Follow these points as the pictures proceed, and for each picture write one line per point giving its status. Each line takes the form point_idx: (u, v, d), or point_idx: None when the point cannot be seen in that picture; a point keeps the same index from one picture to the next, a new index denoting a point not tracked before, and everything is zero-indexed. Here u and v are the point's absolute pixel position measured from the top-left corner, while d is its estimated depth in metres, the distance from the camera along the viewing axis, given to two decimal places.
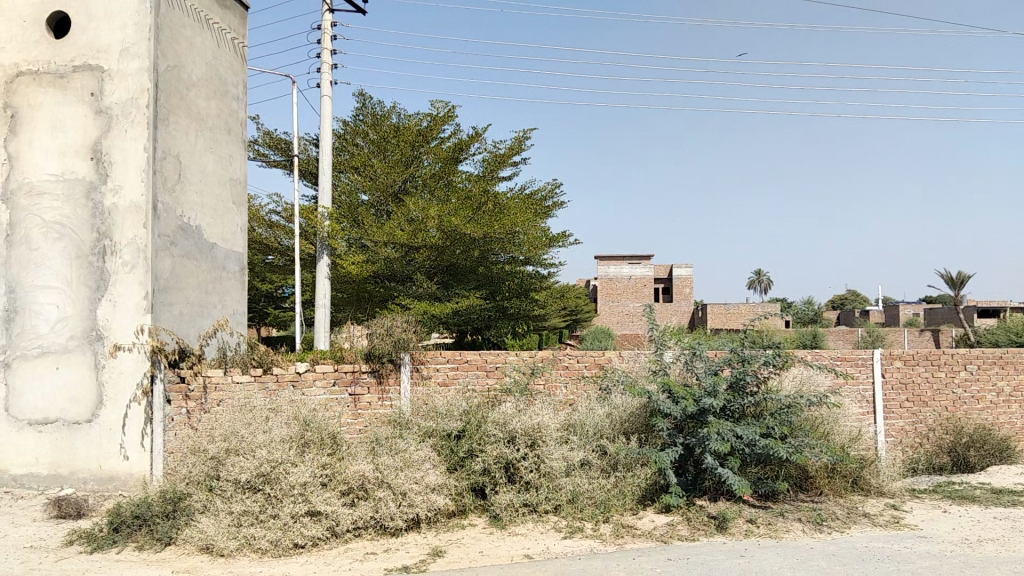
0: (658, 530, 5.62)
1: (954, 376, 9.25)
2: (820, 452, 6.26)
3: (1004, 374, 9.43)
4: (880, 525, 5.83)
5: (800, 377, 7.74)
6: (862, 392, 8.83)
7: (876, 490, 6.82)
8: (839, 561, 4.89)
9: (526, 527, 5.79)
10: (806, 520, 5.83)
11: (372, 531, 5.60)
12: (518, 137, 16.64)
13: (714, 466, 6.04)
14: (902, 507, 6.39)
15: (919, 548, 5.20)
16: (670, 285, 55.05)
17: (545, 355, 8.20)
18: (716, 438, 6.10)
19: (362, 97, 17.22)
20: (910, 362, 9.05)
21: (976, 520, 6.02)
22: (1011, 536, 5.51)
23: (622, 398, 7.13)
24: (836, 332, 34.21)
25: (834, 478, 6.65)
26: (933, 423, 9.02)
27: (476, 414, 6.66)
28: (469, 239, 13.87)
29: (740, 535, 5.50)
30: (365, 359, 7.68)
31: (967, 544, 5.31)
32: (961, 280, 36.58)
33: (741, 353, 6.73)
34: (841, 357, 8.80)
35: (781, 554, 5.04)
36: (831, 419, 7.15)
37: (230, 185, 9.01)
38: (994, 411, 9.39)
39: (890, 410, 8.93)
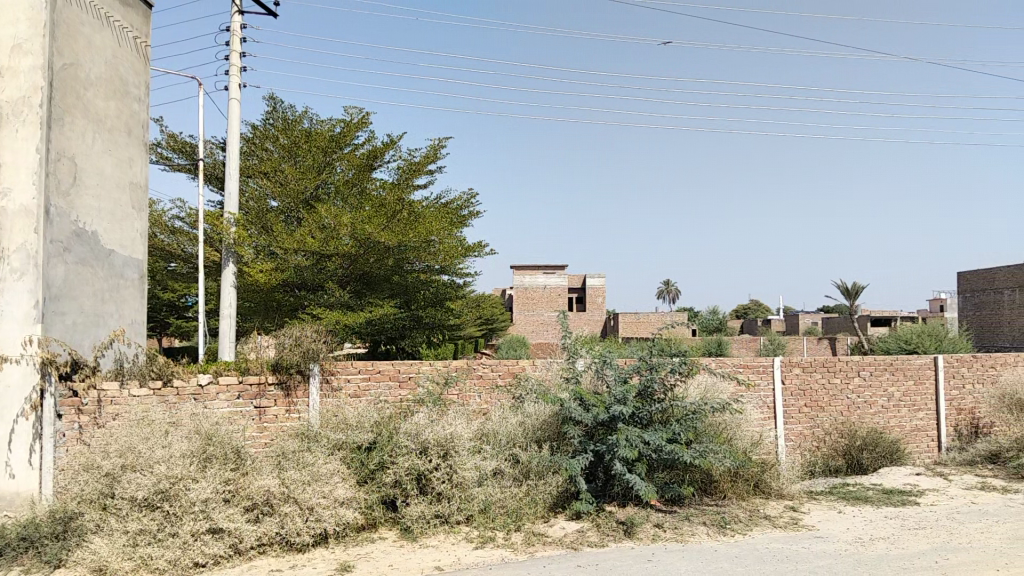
0: (568, 537, 5.66)
1: (849, 382, 9.69)
2: (723, 456, 6.46)
3: (894, 380, 9.94)
4: (779, 526, 6.04)
5: (706, 384, 7.96)
6: (764, 398, 9.15)
7: (776, 492, 7.06)
8: (740, 562, 5.04)
9: (438, 538, 5.73)
10: (710, 523, 5.99)
11: (277, 547, 5.46)
12: (433, 145, 16.57)
13: (623, 471, 6.13)
14: (800, 509, 6.65)
15: (815, 548, 5.40)
16: (584, 295, 55.89)
17: (459, 364, 8.16)
18: (624, 444, 6.19)
19: (273, 101, 16.82)
20: (808, 368, 9.43)
21: (869, 520, 6.31)
22: (900, 535, 5.79)
23: (534, 407, 7.16)
24: (741, 341, 35.37)
25: (736, 482, 6.87)
26: (830, 427, 9.43)
27: (387, 425, 6.57)
28: (382, 247, 13.71)
29: (647, 540, 5.59)
30: (272, 370, 7.47)
31: (861, 542, 5.56)
32: (856, 291, 38.43)
33: (649, 360, 6.88)
34: (743, 364, 9.09)
35: (686, 558, 5.14)
36: (735, 425, 7.38)
37: (130, 189, 8.64)
38: (886, 415, 9.88)
39: (790, 415, 9.28)
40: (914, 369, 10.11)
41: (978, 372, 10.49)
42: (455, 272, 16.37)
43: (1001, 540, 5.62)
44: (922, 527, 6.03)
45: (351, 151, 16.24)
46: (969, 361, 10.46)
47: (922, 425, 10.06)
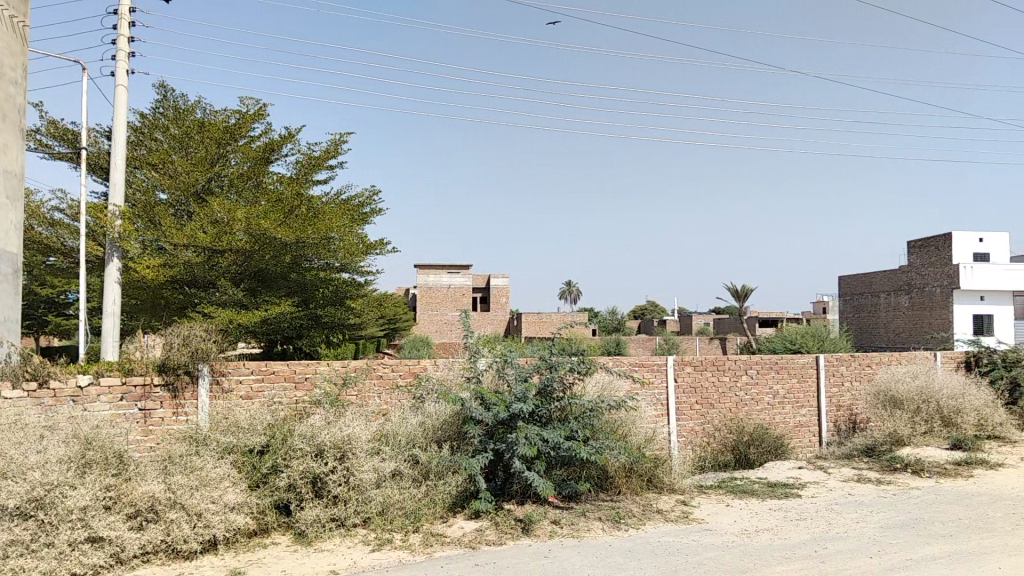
0: (467, 537, 5.66)
1: (737, 380, 10.10)
2: (618, 452, 6.60)
3: (779, 378, 10.43)
4: (671, 520, 6.23)
5: (603, 382, 8.13)
6: (657, 395, 9.42)
7: (668, 487, 7.28)
8: (634, 556, 5.16)
9: (333, 542, 5.62)
10: (605, 518, 6.11)
11: (162, 555, 5.24)
12: (334, 139, 16.25)
13: (521, 469, 6.17)
14: (691, 502, 6.88)
15: (704, 540, 5.61)
16: (487, 295, 56.14)
17: (357, 365, 8.05)
18: (524, 442, 6.23)
19: (163, 89, 16.09)
20: (699, 367, 9.78)
21: (754, 511, 6.59)
22: (782, 526, 6.08)
23: (435, 406, 7.11)
24: (638, 340, 36.29)
25: (630, 477, 7.04)
26: (719, 423, 9.81)
27: (282, 427, 6.40)
28: (279, 243, 13.35)
29: (544, 536, 5.66)
30: (158, 371, 7.16)
31: (747, 534, 5.80)
32: (745, 293, 40.08)
33: (549, 359, 6.97)
34: (639, 363, 9.31)
35: (581, 553, 5.23)
36: (630, 422, 7.56)
37: (3, 178, 8.10)
38: (771, 411, 10.35)
39: (683, 413, 9.59)
40: (798, 367, 10.63)
41: (856, 371, 11.13)
42: (356, 269, 16.14)
43: (873, 528, 5.98)
44: (803, 518, 6.34)
45: (246, 142, 15.84)
46: (847, 360, 11.08)
47: (805, 421, 10.59)
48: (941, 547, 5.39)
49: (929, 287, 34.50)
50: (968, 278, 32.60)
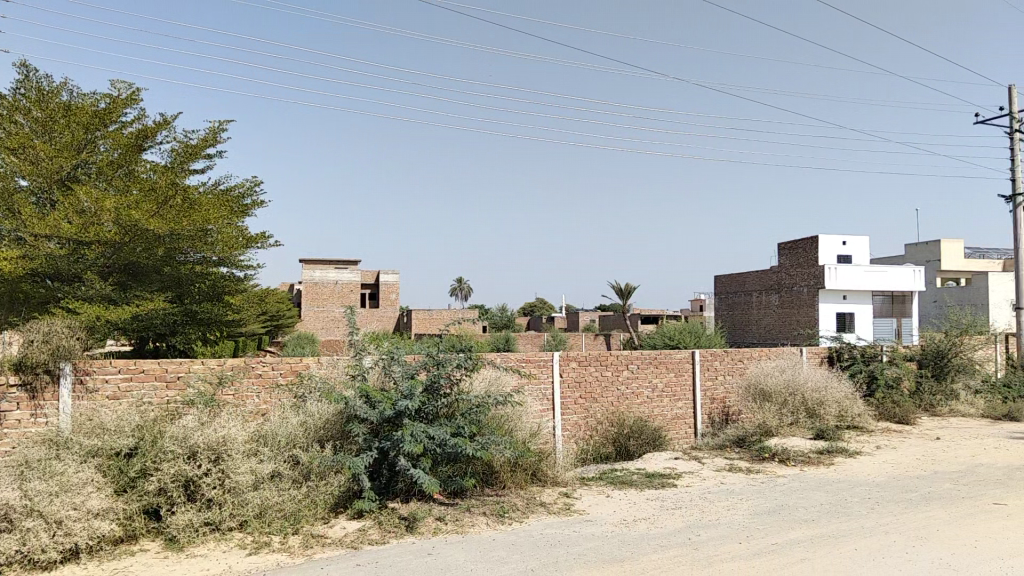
0: (349, 537, 5.57)
1: (619, 374, 10.41)
2: (504, 447, 6.66)
3: (658, 372, 10.81)
4: (553, 512, 6.35)
5: (490, 377, 8.18)
6: (543, 390, 9.56)
7: (552, 480, 7.41)
8: (517, 549, 5.23)
9: (207, 547, 5.41)
10: (490, 513, 6.16)
11: (18, 566, 4.89)
12: (213, 127, 15.63)
13: (406, 467, 6.13)
14: (573, 495, 7.03)
15: (585, 531, 5.75)
16: (375, 291, 55.44)
17: (235, 363, 7.78)
18: (409, 440, 6.18)
19: (23, 68, 15.00)
20: (583, 362, 10.01)
21: (632, 501, 6.82)
22: (659, 515, 6.31)
23: (317, 405, 6.95)
24: (526, 337, 36.74)
25: (515, 471, 7.12)
26: (601, 417, 10.07)
27: (152, 429, 6.10)
28: (151, 235, 12.78)
29: (428, 534, 5.65)
30: (15, 370, 6.67)
31: (625, 524, 5.98)
32: (628, 291, 41.24)
33: (436, 356, 6.96)
34: (526, 359, 9.41)
35: (465, 549, 5.26)
36: (515, 417, 7.64)
37: None
38: (650, 404, 10.72)
39: (567, 407, 9.78)
40: (675, 362, 11.05)
41: (729, 365, 11.68)
42: (235, 264, 15.63)
43: (743, 515, 6.29)
44: (679, 507, 6.60)
45: (117, 128, 15.12)
46: (721, 354, 11.62)
47: (681, 414, 11.02)
48: (804, 531, 5.73)
49: (797, 286, 36.60)
50: (832, 278, 34.82)
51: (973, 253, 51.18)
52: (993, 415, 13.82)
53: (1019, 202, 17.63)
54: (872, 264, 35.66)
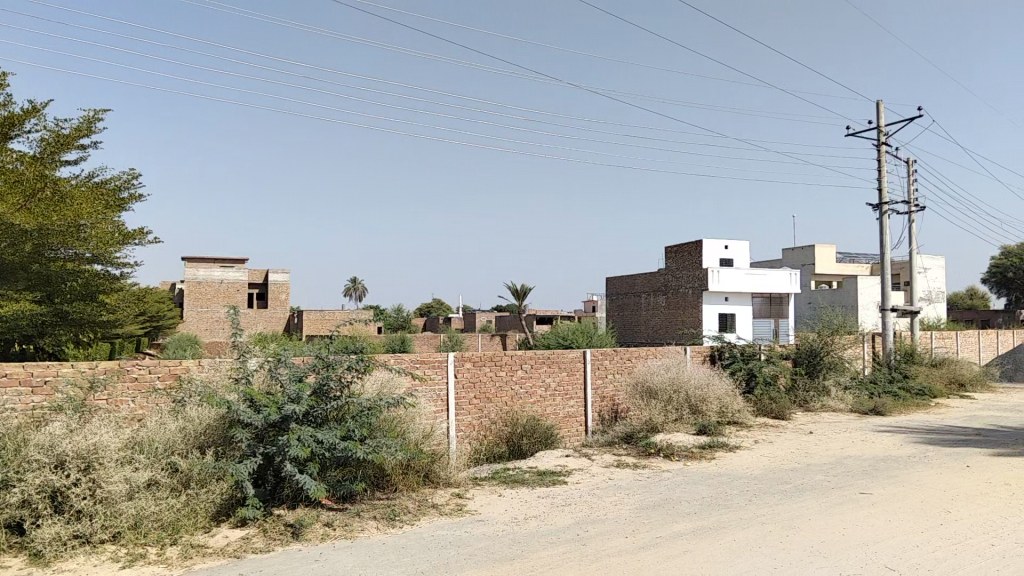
0: (231, 546, 5.38)
1: (513, 374, 10.51)
2: (395, 450, 6.58)
3: (550, 372, 10.97)
4: (445, 514, 6.33)
5: (381, 378, 8.08)
6: (437, 391, 9.51)
7: (444, 481, 7.39)
8: (406, 552, 5.19)
9: (76, 561, 5.10)
10: (380, 517, 6.08)
11: None
12: (87, 116, 14.76)
13: (293, 472, 5.97)
14: (465, 495, 7.04)
15: (476, 531, 5.75)
16: (264, 291, 53.80)
17: (108, 366, 7.38)
18: (296, 444, 6.03)
19: None
20: (477, 362, 10.04)
21: (524, 500, 6.88)
22: (549, 512, 6.40)
23: (198, 410, 6.68)
24: (420, 338, 36.51)
25: (407, 474, 7.06)
26: (495, 416, 10.12)
27: (14, 438, 5.71)
28: (18, 230, 11.96)
29: (315, 540, 5.52)
30: None
31: (516, 522, 6.03)
32: (524, 292, 41.63)
33: (326, 358, 6.82)
34: (420, 360, 9.34)
35: (353, 554, 5.17)
36: (408, 419, 7.58)
37: None
38: (543, 403, 10.86)
39: (461, 407, 9.78)
40: (567, 361, 11.25)
41: (619, 364, 11.98)
42: (111, 261, 14.81)
43: (630, 510, 6.47)
44: (568, 504, 6.72)
45: None
46: (611, 354, 11.90)
47: (573, 412, 11.22)
48: (687, 523, 5.95)
49: (684, 288, 37.90)
50: (716, 280, 36.33)
51: (844, 258, 54.44)
52: (860, 410, 14.75)
53: (884, 211, 18.87)
54: (753, 267, 37.39)
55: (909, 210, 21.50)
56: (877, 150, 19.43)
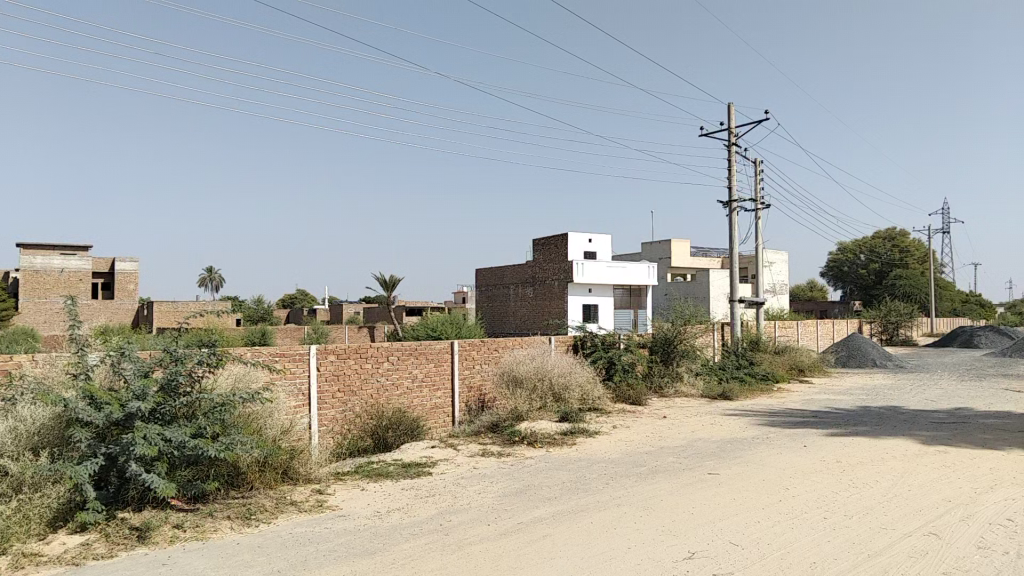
0: (69, 554, 5.03)
1: (378, 366, 10.40)
2: (250, 447, 6.36)
3: (417, 363, 10.93)
4: (304, 510, 6.19)
5: (237, 373, 7.79)
6: (298, 385, 9.27)
7: (304, 478, 7.22)
8: (262, 551, 5.04)
9: None
10: (235, 517, 5.87)
11: None
12: None
13: (138, 473, 5.64)
14: (326, 491, 6.90)
15: (336, 527, 5.66)
16: (111, 281, 50.48)
17: None
18: (141, 443, 5.70)
19: None
20: (341, 355, 9.87)
21: (386, 493, 6.83)
22: (412, 504, 6.38)
23: (31, 409, 6.19)
24: (282, 329, 35.38)
25: (264, 471, 6.84)
26: (359, 410, 9.97)
27: None
28: None
29: (163, 543, 5.25)
30: None
31: (378, 516, 5.98)
32: (392, 283, 41.16)
33: (174, 352, 6.50)
34: (280, 353, 9.06)
35: (204, 555, 4.97)
36: (265, 414, 7.34)
37: None
38: (410, 395, 10.80)
39: (323, 400, 9.57)
40: (434, 353, 11.25)
41: (486, 354, 12.11)
42: None
43: (493, 498, 6.55)
44: (432, 494, 6.72)
45: None
46: (478, 344, 12.01)
47: (440, 403, 11.23)
48: (546, 508, 6.09)
49: (550, 279, 38.65)
50: (580, 272, 37.32)
51: (698, 253, 57.21)
52: (710, 395, 15.58)
53: (734, 208, 19.98)
54: (616, 260, 38.69)
55: (756, 207, 22.87)
56: (727, 150, 20.53)
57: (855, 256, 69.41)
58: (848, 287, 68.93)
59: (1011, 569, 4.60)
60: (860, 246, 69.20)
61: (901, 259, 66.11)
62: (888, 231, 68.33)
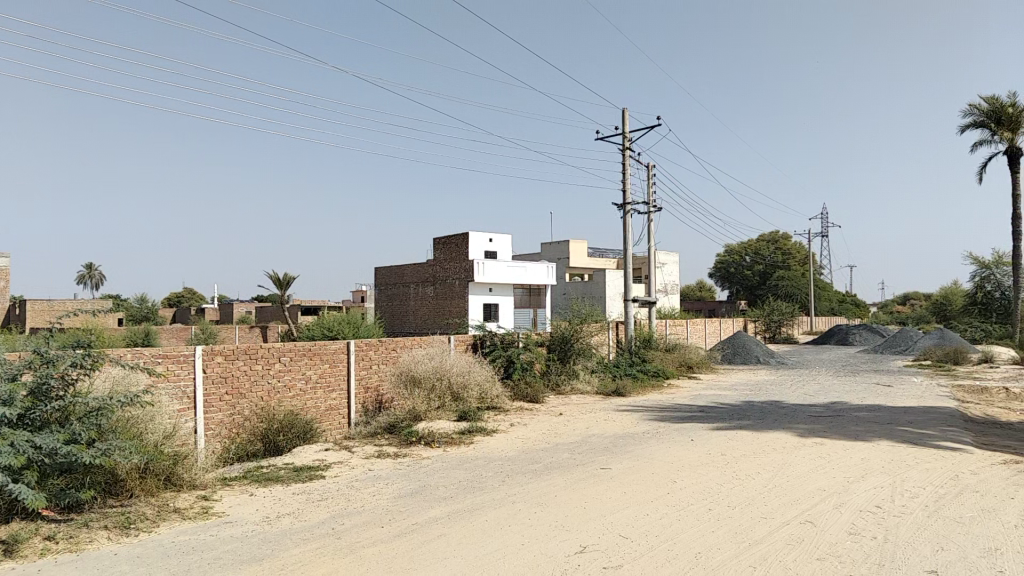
0: None
1: (270, 367, 10.13)
2: (129, 452, 6.08)
3: (311, 364, 10.71)
4: (188, 518, 5.97)
5: (114, 376, 7.43)
6: (183, 388, 8.92)
7: (188, 484, 6.97)
8: (142, 562, 4.82)
9: None
10: (113, 526, 5.60)
11: None
12: None
13: (5, 482, 5.28)
14: (212, 497, 6.67)
15: (223, 533, 5.49)
16: None
17: None
18: (8, 451, 5.34)
19: None
20: (230, 357, 9.57)
21: (277, 498, 6.66)
22: (303, 508, 6.25)
23: None
24: (169, 330, 33.93)
25: (145, 478, 6.55)
26: (249, 413, 9.68)
27: None
28: None
29: (32, 556, 4.95)
30: None
31: (266, 522, 5.82)
32: (286, 281, 40.16)
33: (45, 353, 6.13)
34: (163, 355, 8.72)
35: (79, 568, 4.71)
36: (145, 418, 7.05)
37: None
38: (303, 397, 10.56)
39: (211, 403, 9.24)
40: (329, 353, 11.06)
41: (383, 354, 12.01)
42: None
43: (387, 500, 6.49)
44: (323, 498, 6.59)
45: None
46: (375, 344, 11.89)
47: (335, 404, 11.03)
48: (442, 508, 6.09)
49: (450, 278, 38.61)
50: (481, 271, 37.43)
51: (595, 254, 58.37)
52: (605, 392, 15.95)
53: (627, 210, 20.51)
54: (515, 260, 39.02)
55: (649, 210, 23.56)
56: (622, 154, 21.05)
57: (741, 258, 72.44)
58: (734, 287, 71.88)
59: (878, 553, 4.92)
60: (746, 248, 72.28)
61: (783, 261, 69.49)
62: (772, 235, 71.69)
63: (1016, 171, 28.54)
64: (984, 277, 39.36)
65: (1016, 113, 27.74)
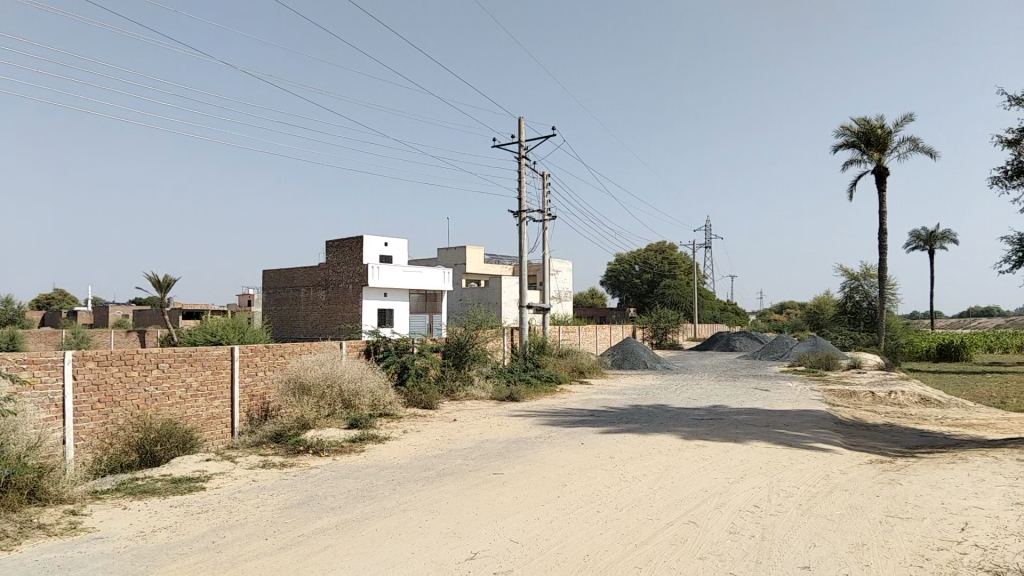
0: None
1: (146, 374, 9.67)
2: None
3: (192, 371, 10.28)
4: (54, 534, 5.61)
5: None
6: (50, 396, 8.39)
7: (55, 497, 6.56)
8: None
9: None
10: None
11: None
12: None
13: None
14: (80, 512, 6.29)
15: (92, 550, 5.18)
16: None
17: None
18: None
19: None
20: (103, 362, 9.07)
21: (152, 511, 6.35)
22: (183, 521, 6.00)
23: None
24: (35, 333, 31.76)
25: (6, 492, 6.08)
26: (123, 422, 9.20)
27: None
28: None
29: None
30: None
31: (141, 536, 5.55)
32: (168, 283, 38.39)
33: None
34: (28, 360, 8.17)
35: None
36: (5, 429, 6.57)
37: None
38: (183, 405, 10.11)
39: (81, 412, 8.73)
40: (211, 360, 10.65)
41: (269, 361, 11.66)
42: None
43: (273, 511, 6.30)
44: (204, 510, 6.34)
45: None
46: (260, 351, 11.53)
47: (216, 413, 10.62)
48: (331, 518, 5.98)
49: (343, 282, 37.89)
50: (375, 275, 36.99)
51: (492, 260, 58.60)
52: (498, 397, 16.04)
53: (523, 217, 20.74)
54: (410, 265, 38.74)
55: (542, 218, 23.91)
56: (518, 162, 21.29)
57: (631, 266, 74.42)
58: (624, 295, 73.87)
59: (756, 550, 5.15)
60: (636, 257, 74.40)
61: (670, 270, 71.88)
62: (660, 244, 74.06)
63: (883, 189, 30.65)
64: (853, 288, 41.91)
65: (884, 134, 29.86)
